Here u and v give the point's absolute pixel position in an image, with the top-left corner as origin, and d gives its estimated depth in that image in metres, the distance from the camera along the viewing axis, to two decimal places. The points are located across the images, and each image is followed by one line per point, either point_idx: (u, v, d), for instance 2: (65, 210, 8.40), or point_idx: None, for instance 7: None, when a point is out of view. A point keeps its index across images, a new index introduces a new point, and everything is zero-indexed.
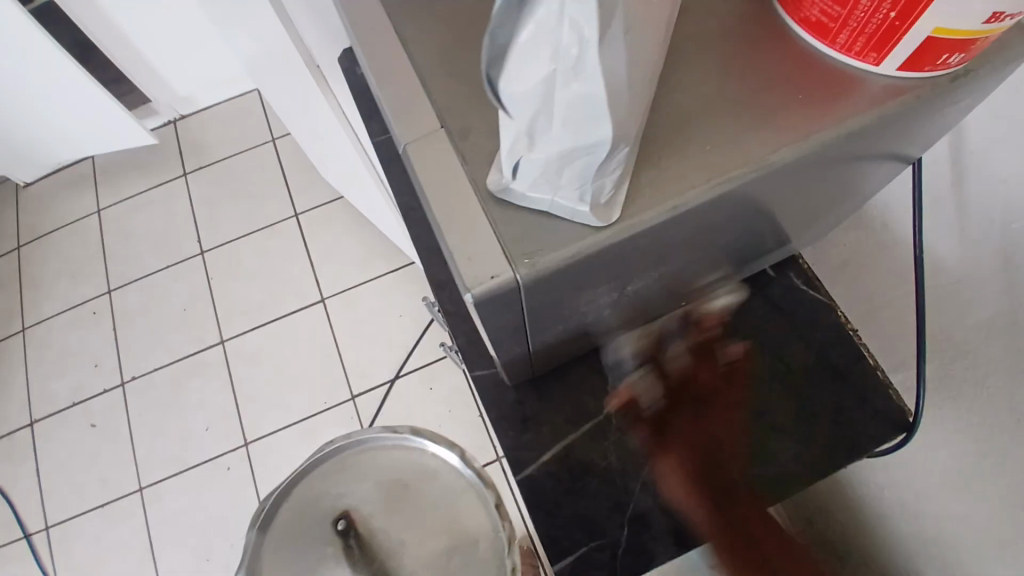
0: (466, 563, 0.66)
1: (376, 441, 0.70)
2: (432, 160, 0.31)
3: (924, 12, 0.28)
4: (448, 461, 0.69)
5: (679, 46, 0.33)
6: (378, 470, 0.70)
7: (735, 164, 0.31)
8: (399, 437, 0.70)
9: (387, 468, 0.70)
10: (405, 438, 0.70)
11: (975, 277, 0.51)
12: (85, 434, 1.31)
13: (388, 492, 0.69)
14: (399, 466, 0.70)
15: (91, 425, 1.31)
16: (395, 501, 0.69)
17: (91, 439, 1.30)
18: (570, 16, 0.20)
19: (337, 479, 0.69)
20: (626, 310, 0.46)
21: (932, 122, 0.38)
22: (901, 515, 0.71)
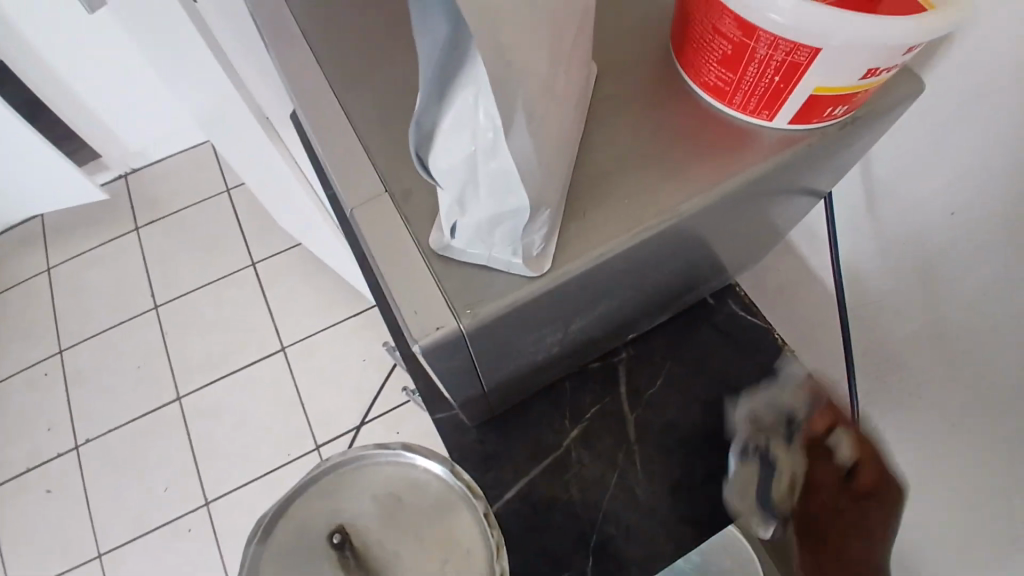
0: None
1: (369, 451, 0.46)
2: (377, 223, 0.34)
3: (804, 75, 0.32)
4: (439, 470, 0.45)
5: (597, 111, 0.37)
6: (366, 490, 0.45)
7: (650, 215, 0.34)
8: (393, 448, 0.46)
9: (379, 489, 0.45)
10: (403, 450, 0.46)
11: (892, 298, 0.56)
12: (38, 501, 1.26)
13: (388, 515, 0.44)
14: (393, 483, 0.45)
15: (45, 491, 1.27)
16: (390, 525, 0.43)
17: (45, 506, 1.26)
18: (484, 106, 0.23)
19: (333, 494, 0.44)
20: (574, 346, 0.49)
21: (831, 162, 0.43)
22: None
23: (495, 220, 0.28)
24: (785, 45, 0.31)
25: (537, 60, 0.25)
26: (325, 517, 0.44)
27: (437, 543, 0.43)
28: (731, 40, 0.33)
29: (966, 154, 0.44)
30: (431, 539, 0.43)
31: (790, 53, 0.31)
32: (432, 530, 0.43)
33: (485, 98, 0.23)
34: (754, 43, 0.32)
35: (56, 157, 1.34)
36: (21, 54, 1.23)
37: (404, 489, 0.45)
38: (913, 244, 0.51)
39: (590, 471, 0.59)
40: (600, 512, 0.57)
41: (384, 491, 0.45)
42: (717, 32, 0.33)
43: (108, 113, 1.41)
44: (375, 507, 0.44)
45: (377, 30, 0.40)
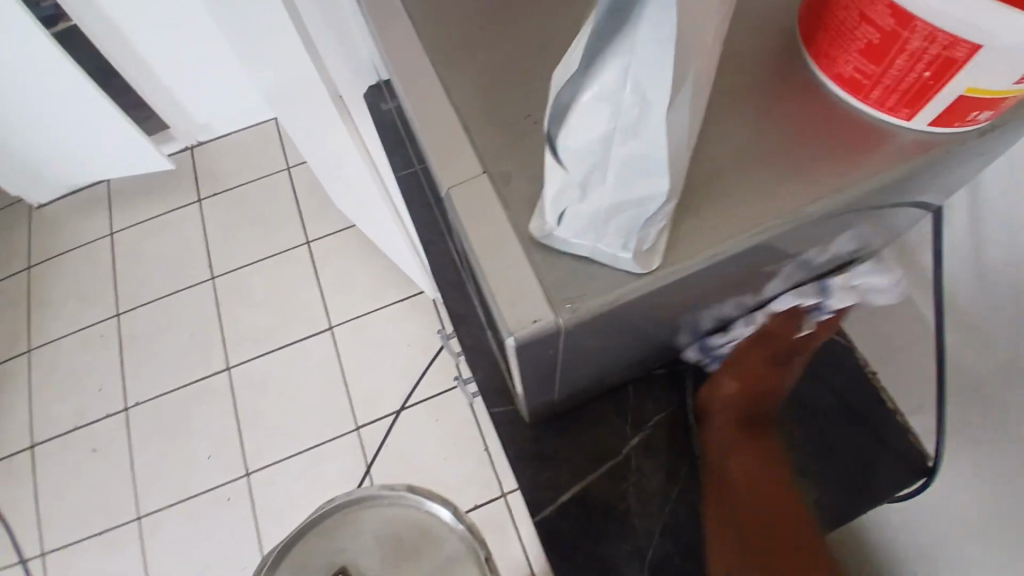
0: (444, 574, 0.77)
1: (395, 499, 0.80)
2: (475, 205, 0.32)
3: (958, 74, 0.29)
4: (443, 517, 0.79)
5: (715, 98, 0.34)
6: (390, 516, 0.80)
7: (769, 216, 0.32)
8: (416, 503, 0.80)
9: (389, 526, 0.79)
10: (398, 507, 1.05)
11: (996, 321, 0.52)
12: (87, 458, 1.30)
13: None
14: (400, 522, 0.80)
15: (94, 449, 1.31)
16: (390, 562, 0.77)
17: (93, 463, 1.30)
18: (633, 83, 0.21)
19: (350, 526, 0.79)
20: (657, 344, 0.46)
21: (958, 172, 0.39)
22: None
23: (617, 208, 0.25)
24: (945, 38, 0.28)
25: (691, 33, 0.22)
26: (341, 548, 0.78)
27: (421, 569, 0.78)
28: (881, 29, 0.29)
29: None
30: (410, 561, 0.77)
31: (947, 48, 0.28)
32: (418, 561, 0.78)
33: (637, 74, 0.21)
34: (907, 34, 0.29)
35: (117, 117, 1.37)
36: (96, 21, 1.25)
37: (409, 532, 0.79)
38: None
39: (653, 481, 0.57)
40: (659, 527, 0.55)
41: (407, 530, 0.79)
42: (865, 19, 0.30)
43: (178, 85, 1.44)
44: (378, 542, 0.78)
45: (476, 2, 0.38)
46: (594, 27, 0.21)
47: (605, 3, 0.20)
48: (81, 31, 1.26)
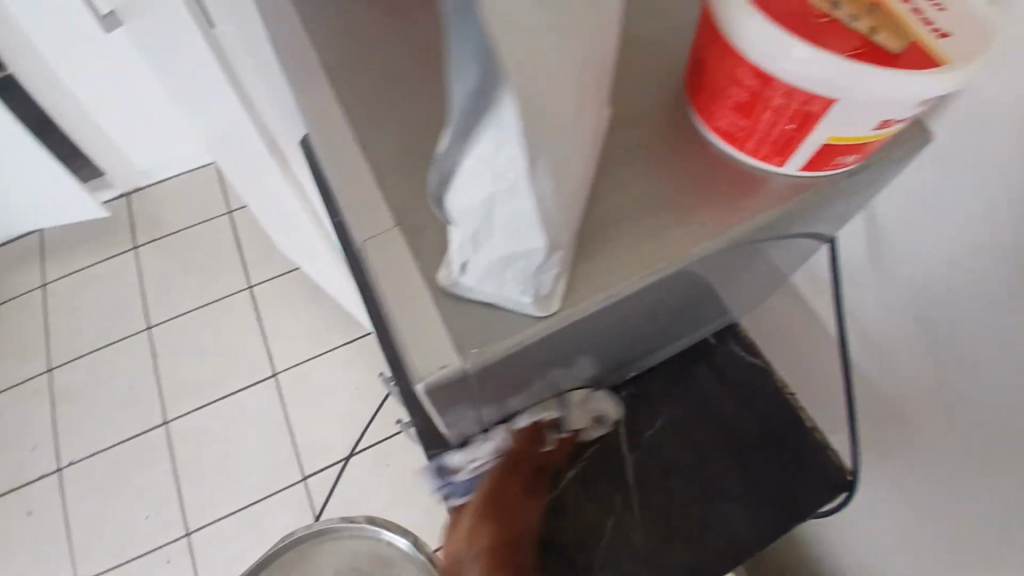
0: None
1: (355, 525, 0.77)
2: (387, 256, 0.33)
3: (818, 125, 0.32)
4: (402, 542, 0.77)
5: (607, 151, 0.37)
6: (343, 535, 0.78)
7: (660, 259, 0.34)
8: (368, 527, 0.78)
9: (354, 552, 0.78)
10: (362, 527, 0.78)
11: (897, 343, 0.56)
12: (18, 524, 1.23)
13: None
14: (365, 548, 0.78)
15: (26, 513, 1.23)
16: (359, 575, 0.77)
17: (24, 528, 1.22)
18: (506, 150, 0.23)
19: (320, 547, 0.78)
20: (580, 377, 0.48)
21: (841, 206, 0.43)
22: None
23: (508, 260, 0.27)
24: (801, 95, 0.31)
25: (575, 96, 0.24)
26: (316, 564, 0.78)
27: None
28: (747, 88, 0.33)
29: (982, 211, 0.43)
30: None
31: (805, 103, 0.31)
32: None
33: (509, 141, 0.23)
34: (771, 92, 0.32)
35: (54, 168, 1.33)
36: (32, 71, 1.22)
37: (371, 557, 0.78)
38: (921, 288, 0.51)
39: (588, 512, 0.58)
40: (596, 557, 0.57)
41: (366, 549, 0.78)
42: (734, 79, 0.33)
43: (115, 131, 1.41)
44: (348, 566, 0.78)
45: (385, 53, 0.38)
46: (459, 109, 0.22)
47: (468, 80, 0.21)
48: (17, 82, 1.22)
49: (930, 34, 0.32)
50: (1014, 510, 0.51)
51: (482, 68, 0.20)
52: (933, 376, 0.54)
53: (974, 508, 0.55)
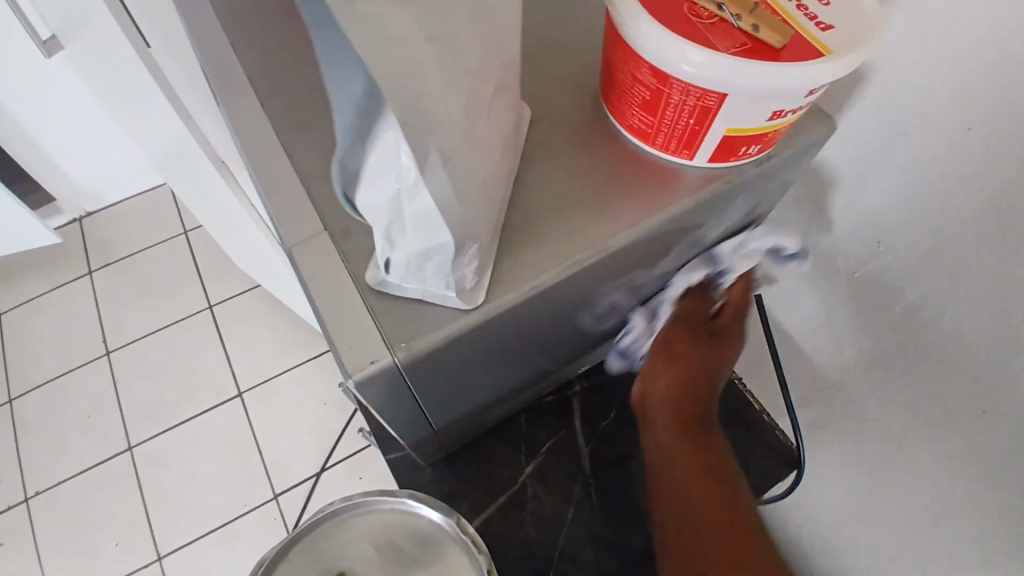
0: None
1: (377, 499, 0.48)
2: (314, 259, 0.35)
3: (715, 119, 0.35)
4: (437, 516, 0.48)
5: (528, 152, 0.39)
6: (350, 514, 0.48)
7: (579, 249, 0.36)
8: (401, 498, 0.48)
9: (378, 536, 0.48)
10: (399, 502, 0.48)
11: (834, 319, 0.60)
12: None
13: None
14: (394, 528, 0.48)
15: None
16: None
17: None
18: (402, 150, 0.24)
19: (329, 542, 0.47)
20: (529, 372, 0.50)
21: (757, 197, 0.46)
22: None
23: (423, 255, 0.29)
24: (695, 91, 0.33)
25: (472, 100, 0.26)
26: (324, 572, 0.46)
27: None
28: (649, 87, 0.35)
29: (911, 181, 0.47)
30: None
31: (701, 98, 0.34)
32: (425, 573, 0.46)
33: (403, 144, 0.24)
34: (669, 89, 0.34)
35: (12, 205, 1.30)
36: None
37: (408, 537, 0.48)
38: (848, 264, 0.56)
39: (547, 505, 0.60)
40: (556, 550, 0.59)
41: (395, 534, 0.48)
42: (636, 79, 0.35)
43: (62, 154, 1.38)
44: (373, 553, 0.47)
45: (313, 73, 0.41)
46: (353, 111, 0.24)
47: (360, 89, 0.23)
48: None
49: (813, 28, 0.34)
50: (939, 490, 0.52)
51: (365, 71, 0.23)
52: (866, 352, 0.57)
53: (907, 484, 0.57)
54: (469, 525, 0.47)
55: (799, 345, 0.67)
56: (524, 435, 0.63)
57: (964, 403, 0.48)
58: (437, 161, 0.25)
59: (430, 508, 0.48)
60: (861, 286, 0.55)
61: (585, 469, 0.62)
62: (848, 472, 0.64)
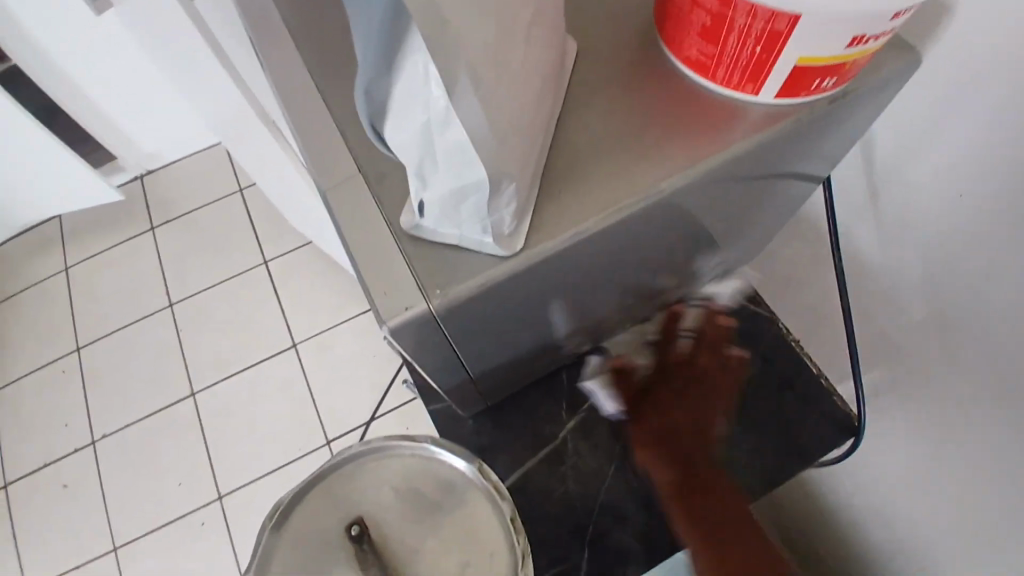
0: (478, 537, 0.45)
1: (398, 443, 0.48)
2: (348, 202, 0.33)
3: (784, 45, 0.31)
4: (461, 464, 0.47)
5: (573, 89, 0.36)
6: (370, 456, 0.48)
7: (628, 194, 0.33)
8: (422, 443, 0.48)
9: (399, 481, 0.47)
10: (423, 449, 0.48)
11: (899, 279, 0.56)
12: (58, 495, 1.28)
13: (402, 520, 0.46)
14: (416, 472, 0.47)
15: (65, 484, 1.29)
16: (410, 521, 0.46)
17: (65, 499, 1.27)
18: (431, 73, 0.22)
19: (352, 482, 0.47)
20: (571, 325, 0.48)
21: (825, 142, 0.42)
22: (874, 520, 0.73)
23: (458, 195, 0.27)
24: (763, 12, 0.30)
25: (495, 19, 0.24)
26: (348, 509, 0.46)
27: (454, 541, 0.45)
28: (709, 11, 0.32)
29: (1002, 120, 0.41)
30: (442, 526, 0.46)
31: (769, 22, 0.30)
32: (446, 519, 0.46)
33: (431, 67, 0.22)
34: (732, 12, 0.31)
35: (71, 160, 1.37)
36: (38, 60, 1.23)
37: (430, 483, 0.47)
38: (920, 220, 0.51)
39: (587, 463, 0.59)
40: (596, 508, 0.58)
41: (415, 478, 0.47)
42: (695, 2, 0.32)
43: (119, 112, 1.41)
44: (394, 497, 0.47)
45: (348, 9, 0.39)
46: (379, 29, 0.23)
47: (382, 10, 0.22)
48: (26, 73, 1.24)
49: None
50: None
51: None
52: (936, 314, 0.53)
53: (977, 455, 0.53)
54: (492, 474, 0.46)
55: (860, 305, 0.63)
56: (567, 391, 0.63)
57: None
58: (465, 84, 0.23)
59: (451, 455, 0.47)
60: (931, 242, 0.50)
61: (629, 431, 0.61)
62: (920, 436, 0.60)
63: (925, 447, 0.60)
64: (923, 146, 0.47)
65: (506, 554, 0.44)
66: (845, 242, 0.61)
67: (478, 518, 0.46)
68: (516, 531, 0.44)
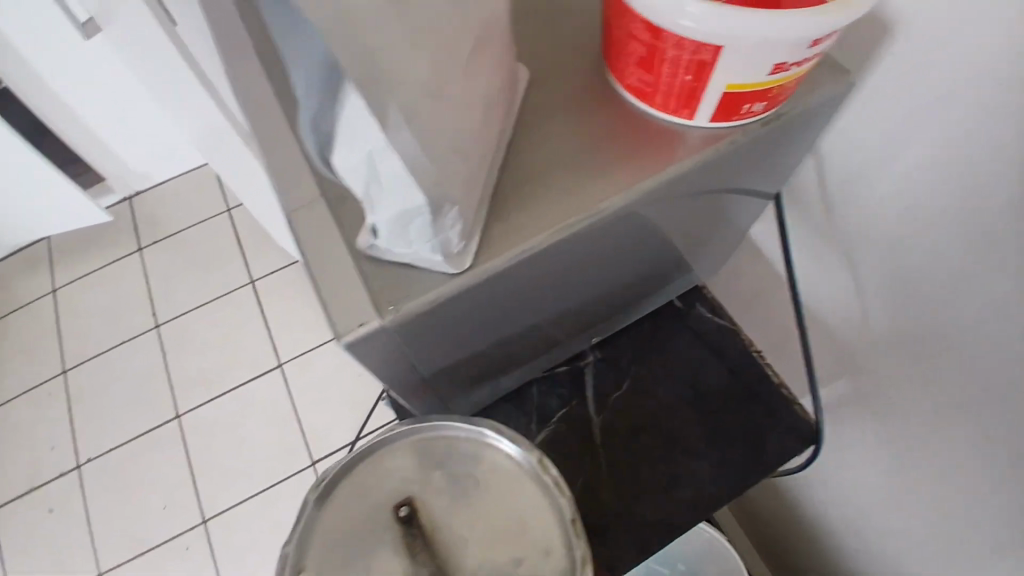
0: (530, 534, 0.42)
1: (452, 423, 0.45)
2: (308, 222, 0.35)
3: (713, 74, 0.33)
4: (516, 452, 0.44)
5: (525, 114, 0.38)
6: (422, 436, 0.45)
7: (573, 213, 0.35)
8: (477, 427, 0.45)
9: (450, 464, 0.45)
10: (479, 434, 0.45)
11: (856, 293, 0.58)
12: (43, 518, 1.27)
13: (455, 506, 0.44)
14: (470, 457, 0.45)
15: (50, 508, 1.28)
16: (461, 507, 0.43)
17: (50, 522, 1.27)
18: (364, 109, 0.25)
19: (404, 459, 0.45)
20: (534, 337, 0.50)
21: (767, 163, 0.45)
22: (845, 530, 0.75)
23: (403, 218, 0.29)
24: (690, 44, 0.32)
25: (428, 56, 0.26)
26: (397, 486, 0.44)
27: (503, 536, 0.43)
28: (643, 42, 0.34)
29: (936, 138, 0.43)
30: (493, 517, 0.43)
31: (696, 52, 0.32)
32: (496, 509, 0.43)
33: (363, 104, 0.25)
34: (663, 44, 0.33)
35: (64, 183, 1.41)
36: (19, 72, 1.23)
37: (482, 470, 0.45)
38: (871, 236, 0.53)
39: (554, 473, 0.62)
40: None
41: (467, 464, 0.45)
42: (631, 35, 0.34)
43: (104, 129, 1.42)
44: (446, 480, 0.44)
45: None
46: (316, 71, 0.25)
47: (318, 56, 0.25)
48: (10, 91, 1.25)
49: None
50: (987, 458, 0.50)
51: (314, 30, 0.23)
52: (891, 326, 0.55)
53: (940, 463, 0.55)
54: (551, 465, 0.44)
55: (821, 319, 0.65)
56: (536, 403, 0.66)
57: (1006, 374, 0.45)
58: (398, 114, 0.25)
59: (508, 442, 0.44)
60: (884, 254, 0.52)
61: (596, 441, 0.63)
62: (886, 445, 0.62)
63: (890, 455, 0.62)
64: (868, 164, 0.50)
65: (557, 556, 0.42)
66: (803, 258, 0.63)
67: (531, 513, 0.43)
68: (573, 529, 0.42)
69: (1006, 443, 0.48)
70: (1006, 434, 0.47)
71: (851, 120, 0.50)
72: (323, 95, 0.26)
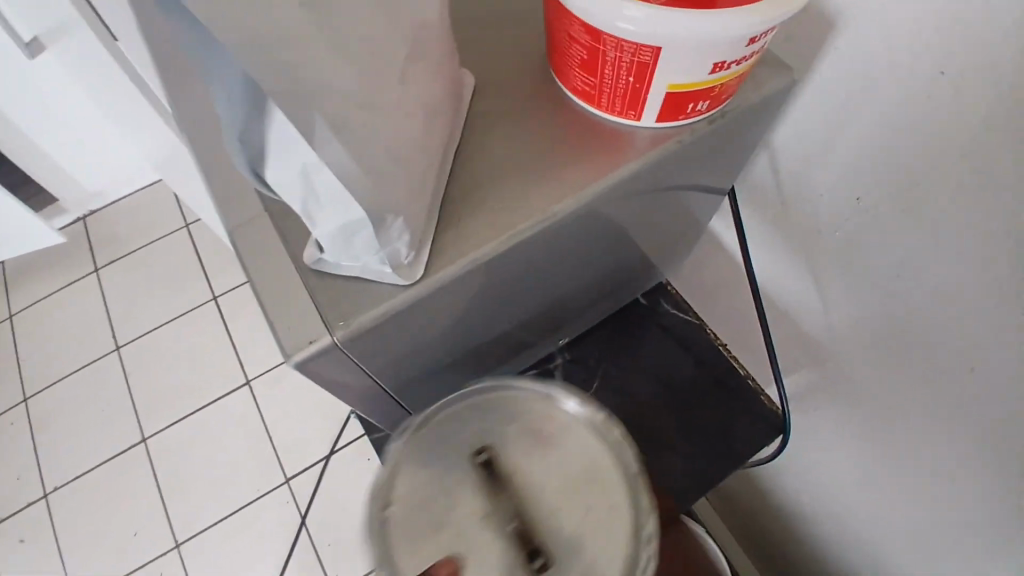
0: (601, 487, 0.42)
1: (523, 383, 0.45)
2: (254, 239, 0.35)
3: (655, 75, 0.34)
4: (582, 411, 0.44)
5: (473, 119, 0.38)
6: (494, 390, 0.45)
7: (524, 219, 0.35)
8: (549, 387, 0.45)
9: (523, 421, 0.45)
10: (548, 393, 0.45)
11: (815, 281, 0.59)
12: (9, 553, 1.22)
13: (527, 460, 0.43)
14: (541, 414, 0.45)
15: (16, 542, 1.23)
16: (535, 460, 0.43)
17: (16, 556, 1.22)
18: (294, 131, 0.25)
19: (477, 417, 0.45)
20: (496, 342, 0.50)
21: (717, 160, 0.45)
22: (818, 515, 0.75)
23: (347, 229, 0.29)
24: (630, 45, 0.32)
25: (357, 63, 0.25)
26: (472, 442, 0.44)
27: (574, 489, 0.42)
28: (584, 45, 0.34)
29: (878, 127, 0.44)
30: (566, 472, 0.42)
31: (636, 54, 0.33)
32: (567, 462, 0.43)
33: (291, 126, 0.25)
34: (603, 47, 0.33)
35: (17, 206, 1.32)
36: None
37: (552, 427, 0.44)
38: (825, 226, 0.54)
39: None
40: None
41: (536, 419, 0.45)
42: (572, 38, 0.34)
43: (57, 151, 1.37)
44: (519, 436, 0.44)
45: None
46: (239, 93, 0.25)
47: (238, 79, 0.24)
48: None
49: None
50: (947, 436, 0.51)
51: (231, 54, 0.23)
52: (850, 312, 0.56)
53: (904, 445, 0.56)
54: (615, 423, 0.43)
55: (782, 309, 0.65)
56: None
57: (964, 352, 0.46)
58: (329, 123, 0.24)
59: (574, 398, 0.44)
60: (838, 243, 0.53)
61: None
62: (851, 430, 0.63)
63: (855, 439, 0.63)
64: (817, 155, 0.51)
65: (628, 509, 0.41)
66: (760, 250, 0.64)
67: (599, 468, 0.43)
68: (639, 481, 0.41)
69: (965, 420, 0.48)
70: (967, 412, 0.48)
71: (799, 113, 0.51)
72: (248, 114, 0.26)
